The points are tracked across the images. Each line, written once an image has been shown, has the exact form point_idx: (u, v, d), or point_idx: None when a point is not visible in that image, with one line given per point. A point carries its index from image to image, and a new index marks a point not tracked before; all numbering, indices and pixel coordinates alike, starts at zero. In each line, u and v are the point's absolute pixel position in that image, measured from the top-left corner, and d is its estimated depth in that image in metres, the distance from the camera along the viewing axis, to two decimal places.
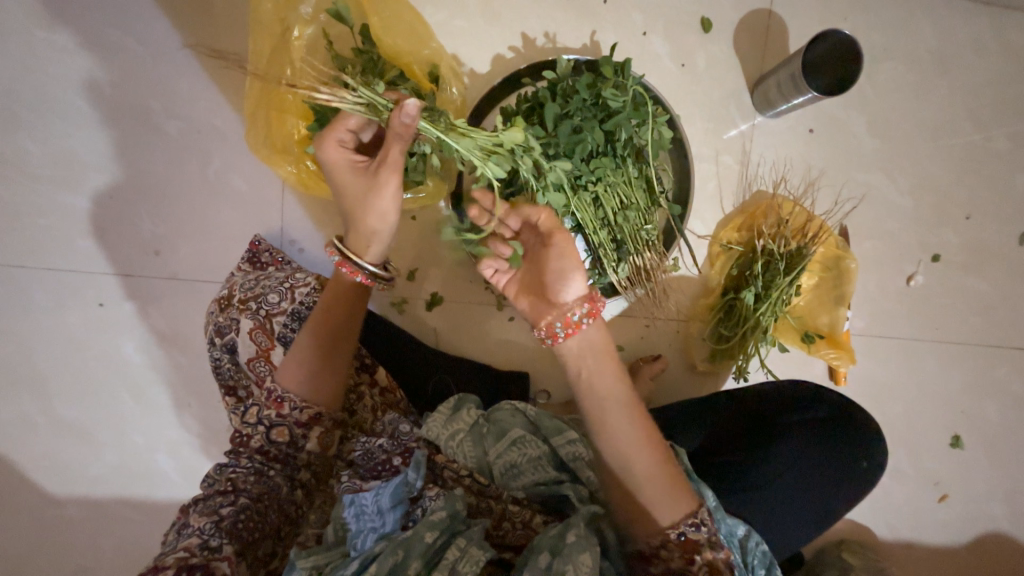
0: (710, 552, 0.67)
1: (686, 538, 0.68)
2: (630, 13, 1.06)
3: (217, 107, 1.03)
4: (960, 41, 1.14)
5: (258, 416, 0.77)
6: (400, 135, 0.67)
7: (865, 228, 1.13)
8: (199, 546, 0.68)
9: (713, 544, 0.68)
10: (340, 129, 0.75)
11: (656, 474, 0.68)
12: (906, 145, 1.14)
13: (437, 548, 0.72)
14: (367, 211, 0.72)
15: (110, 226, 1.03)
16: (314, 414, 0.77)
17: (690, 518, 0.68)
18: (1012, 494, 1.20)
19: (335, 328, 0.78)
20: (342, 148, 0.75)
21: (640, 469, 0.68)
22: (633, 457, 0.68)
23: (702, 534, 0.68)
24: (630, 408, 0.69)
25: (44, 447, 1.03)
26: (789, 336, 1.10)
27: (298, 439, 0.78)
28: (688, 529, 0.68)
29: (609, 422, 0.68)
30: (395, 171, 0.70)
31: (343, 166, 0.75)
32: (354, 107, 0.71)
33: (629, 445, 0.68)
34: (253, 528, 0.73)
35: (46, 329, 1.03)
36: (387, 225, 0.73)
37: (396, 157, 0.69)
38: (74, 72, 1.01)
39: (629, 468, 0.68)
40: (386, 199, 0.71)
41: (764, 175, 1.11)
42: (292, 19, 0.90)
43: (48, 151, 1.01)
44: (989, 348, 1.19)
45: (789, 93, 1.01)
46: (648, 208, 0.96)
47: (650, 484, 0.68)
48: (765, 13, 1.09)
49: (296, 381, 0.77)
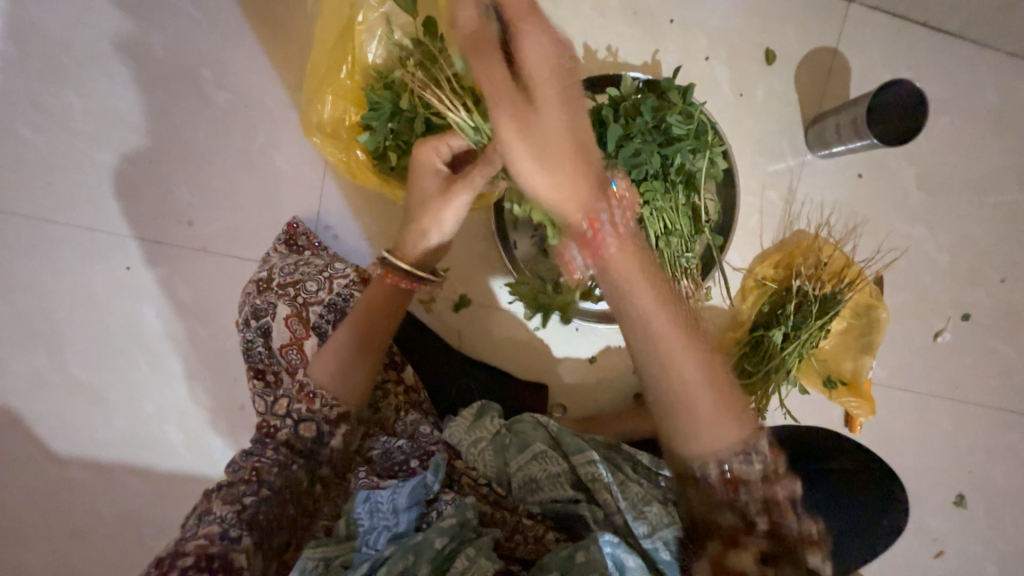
0: (763, 486, 0.57)
1: (732, 472, 0.57)
2: (695, 37, 1.05)
3: (267, 82, 1.01)
4: (1020, 103, 1.13)
5: (288, 409, 0.73)
6: (488, 162, 0.74)
7: (901, 281, 1.13)
8: (218, 536, 0.66)
9: (769, 482, 0.57)
10: (442, 142, 0.80)
11: (702, 371, 0.58)
12: (951, 202, 1.13)
13: (446, 556, 0.71)
14: (433, 217, 0.79)
15: (145, 190, 1.01)
16: (343, 414, 0.74)
17: (740, 450, 0.57)
18: (1007, 558, 1.21)
19: (382, 320, 0.78)
20: (435, 155, 0.80)
21: (681, 371, 0.57)
22: (667, 346, 0.57)
23: (755, 471, 0.57)
24: (659, 309, 0.59)
25: (54, 405, 1.02)
26: (811, 379, 1.10)
27: (325, 435, 0.72)
28: (736, 461, 0.56)
29: (648, 317, 0.58)
30: (470, 190, 0.77)
31: (427, 173, 0.80)
32: (460, 119, 0.78)
33: (668, 339, 0.58)
34: (273, 520, 0.69)
35: (68, 286, 1.01)
36: (444, 232, 0.81)
37: (476, 180, 0.76)
38: (125, 30, 0.98)
39: (672, 366, 0.57)
40: (452, 209, 0.79)
41: (807, 216, 1.10)
42: (360, 4, 0.89)
43: (91, 107, 0.99)
44: (1005, 413, 1.20)
45: (847, 136, 1.00)
46: (692, 236, 0.95)
47: (705, 396, 0.57)
48: (830, 52, 1.07)
49: (327, 377, 0.74)
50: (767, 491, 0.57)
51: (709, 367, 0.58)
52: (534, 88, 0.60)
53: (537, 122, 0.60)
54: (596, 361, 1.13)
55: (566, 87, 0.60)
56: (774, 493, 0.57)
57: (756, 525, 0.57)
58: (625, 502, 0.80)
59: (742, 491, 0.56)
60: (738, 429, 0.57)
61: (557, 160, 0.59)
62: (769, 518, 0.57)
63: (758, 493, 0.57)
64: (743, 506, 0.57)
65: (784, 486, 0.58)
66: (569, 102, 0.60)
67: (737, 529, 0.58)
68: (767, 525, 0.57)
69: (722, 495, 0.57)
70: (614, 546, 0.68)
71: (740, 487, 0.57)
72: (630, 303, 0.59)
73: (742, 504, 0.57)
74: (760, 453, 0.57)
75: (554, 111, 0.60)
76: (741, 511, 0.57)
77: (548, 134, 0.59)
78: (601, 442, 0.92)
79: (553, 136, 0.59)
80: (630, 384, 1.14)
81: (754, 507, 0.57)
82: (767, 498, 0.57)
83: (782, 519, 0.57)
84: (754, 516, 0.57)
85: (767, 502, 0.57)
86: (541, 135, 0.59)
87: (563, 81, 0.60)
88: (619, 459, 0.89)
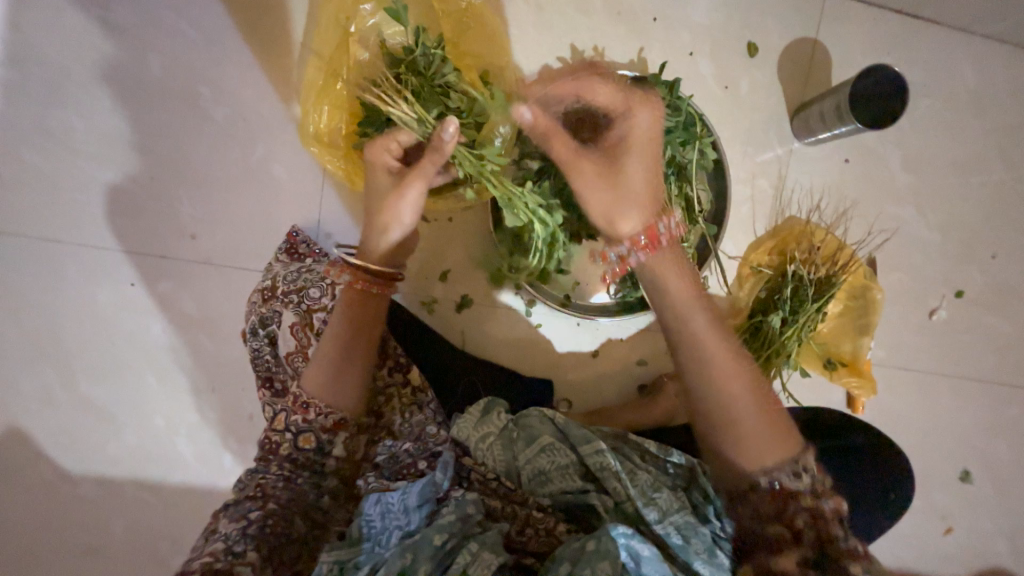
0: (811, 499, 0.67)
1: (781, 486, 0.68)
2: (678, 33, 1.07)
3: (265, 96, 1.03)
4: (998, 83, 1.17)
5: (286, 422, 0.77)
6: (437, 150, 0.74)
7: (894, 261, 1.15)
8: (223, 551, 0.70)
9: (814, 493, 0.68)
10: (390, 139, 0.80)
11: (747, 398, 0.70)
12: (938, 182, 1.16)
13: (447, 551, 0.72)
14: (393, 213, 0.79)
15: (147, 206, 1.03)
16: (338, 419, 0.77)
17: (789, 464, 0.68)
18: (1016, 531, 1.22)
19: (354, 334, 0.77)
20: (386, 153, 0.81)
21: (734, 400, 0.70)
22: (716, 372, 0.70)
23: (801, 483, 0.68)
24: (714, 339, 0.72)
25: (64, 424, 1.03)
26: (811, 362, 1.12)
27: (325, 445, 0.78)
28: (784, 476, 0.68)
29: (702, 347, 0.71)
30: (421, 181, 0.77)
31: (381, 171, 0.81)
32: (409, 113, 0.78)
33: (718, 372, 0.70)
34: (280, 533, 0.74)
35: (75, 305, 1.02)
36: (404, 225, 0.81)
37: (426, 170, 0.76)
38: (122, 51, 1.01)
39: (719, 390, 0.70)
40: (407, 203, 0.79)
41: (798, 202, 1.13)
42: (353, 16, 0.93)
43: (91, 128, 1.01)
44: (1005, 386, 1.21)
45: (832, 122, 1.03)
46: (686, 226, 0.97)
47: (742, 404, 0.70)
48: (811, 43, 1.10)
49: (316, 386, 0.76)
50: (813, 504, 0.67)
51: (762, 391, 0.72)
52: (628, 134, 0.76)
53: (626, 163, 0.75)
54: (600, 355, 1.14)
55: (654, 126, 0.76)
56: (818, 507, 0.67)
57: (803, 540, 0.65)
58: (636, 490, 0.80)
59: (790, 503, 0.67)
60: (790, 446, 0.69)
61: (643, 195, 0.75)
62: (816, 529, 0.66)
63: (804, 503, 0.67)
64: (790, 517, 0.67)
65: (831, 505, 0.67)
66: (647, 155, 0.75)
67: (784, 537, 0.66)
68: (813, 532, 0.66)
69: (770, 506, 0.68)
70: (627, 538, 0.70)
71: (790, 498, 0.68)
72: (688, 333, 0.72)
73: (790, 515, 0.67)
74: (806, 468, 0.69)
75: (639, 163, 0.75)
76: (790, 520, 0.66)
77: (631, 181, 0.74)
78: (609, 434, 0.92)
79: (636, 174, 0.75)
80: (635, 376, 1.15)
81: (801, 520, 0.66)
82: (816, 515, 0.66)
83: (829, 532, 0.65)
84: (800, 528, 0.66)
85: (813, 511, 0.67)
86: (625, 185, 0.74)
87: (653, 148, 0.76)
88: (627, 448, 0.89)
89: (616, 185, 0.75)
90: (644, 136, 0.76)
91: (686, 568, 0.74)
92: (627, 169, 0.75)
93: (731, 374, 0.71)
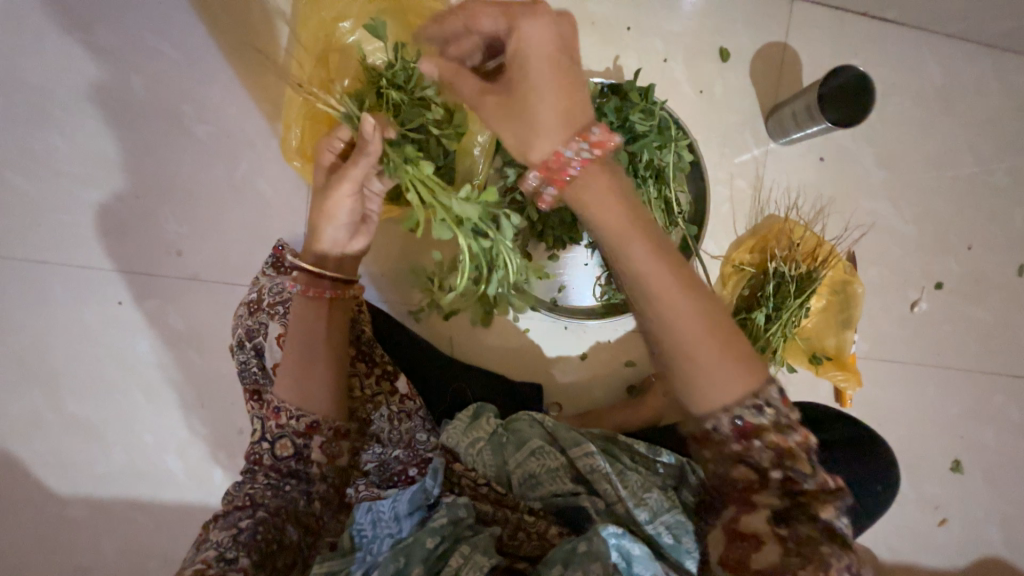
0: (775, 436, 0.53)
1: (744, 424, 0.53)
2: (652, 41, 1.10)
3: (249, 113, 1.05)
4: (965, 80, 1.20)
5: (264, 430, 0.76)
6: (364, 151, 0.71)
7: (873, 255, 1.17)
8: (215, 558, 0.67)
9: (780, 428, 0.53)
10: (332, 138, 0.77)
11: (702, 325, 0.54)
12: (911, 177, 1.18)
13: (439, 554, 0.72)
14: (323, 211, 0.78)
15: (134, 225, 1.04)
16: (310, 422, 0.74)
17: (751, 401, 0.53)
18: (1009, 519, 1.23)
19: (320, 335, 0.76)
20: (329, 152, 0.78)
21: (684, 334, 0.53)
22: (670, 301, 0.54)
23: (766, 419, 0.53)
24: (659, 262, 0.54)
25: (51, 446, 1.02)
26: (797, 358, 1.13)
27: (304, 451, 0.75)
28: (746, 412, 0.53)
29: (652, 276, 0.54)
30: (350, 180, 0.75)
31: (320, 170, 0.79)
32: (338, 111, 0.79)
33: (672, 306, 0.54)
34: (271, 541, 0.71)
35: (62, 325, 1.03)
36: (337, 224, 0.80)
37: (356, 171, 0.74)
38: (106, 73, 1.02)
39: (673, 323, 0.54)
40: (336, 201, 0.77)
41: (776, 201, 1.15)
42: (335, 36, 0.96)
43: (77, 149, 1.03)
44: (988, 375, 1.23)
45: (804, 122, 1.06)
46: (666, 227, 0.98)
47: (697, 336, 0.53)
48: (780, 46, 1.14)
49: (285, 391, 0.74)
50: (779, 440, 0.53)
51: (712, 317, 0.54)
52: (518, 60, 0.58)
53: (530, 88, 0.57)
54: (588, 358, 1.15)
55: (552, 42, 0.57)
56: (785, 444, 0.53)
57: (771, 479, 0.54)
58: (626, 491, 0.80)
59: (756, 442, 0.53)
60: (752, 377, 0.54)
61: (553, 117, 0.57)
62: (783, 469, 0.53)
63: (769, 438, 0.53)
64: (754, 458, 0.54)
65: (799, 435, 0.54)
66: (558, 60, 0.57)
67: (752, 484, 0.55)
68: (780, 473, 0.54)
69: (733, 448, 0.54)
70: (619, 537, 0.70)
71: (756, 437, 0.53)
72: (627, 260, 0.55)
73: (755, 457, 0.54)
74: (772, 402, 0.53)
75: (541, 69, 0.57)
76: (755, 464, 0.54)
77: (542, 100, 0.57)
78: (599, 435, 0.93)
79: (552, 105, 0.57)
80: (625, 377, 1.16)
81: (767, 460, 0.53)
82: (783, 451, 0.53)
83: (797, 471, 0.53)
84: (768, 470, 0.54)
85: (778, 448, 0.53)
86: (531, 104, 0.57)
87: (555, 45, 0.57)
88: (616, 449, 0.90)
89: (524, 118, 0.58)
90: (549, 57, 0.57)
91: (677, 567, 0.77)
92: (532, 98, 0.57)
93: (684, 306, 0.54)
